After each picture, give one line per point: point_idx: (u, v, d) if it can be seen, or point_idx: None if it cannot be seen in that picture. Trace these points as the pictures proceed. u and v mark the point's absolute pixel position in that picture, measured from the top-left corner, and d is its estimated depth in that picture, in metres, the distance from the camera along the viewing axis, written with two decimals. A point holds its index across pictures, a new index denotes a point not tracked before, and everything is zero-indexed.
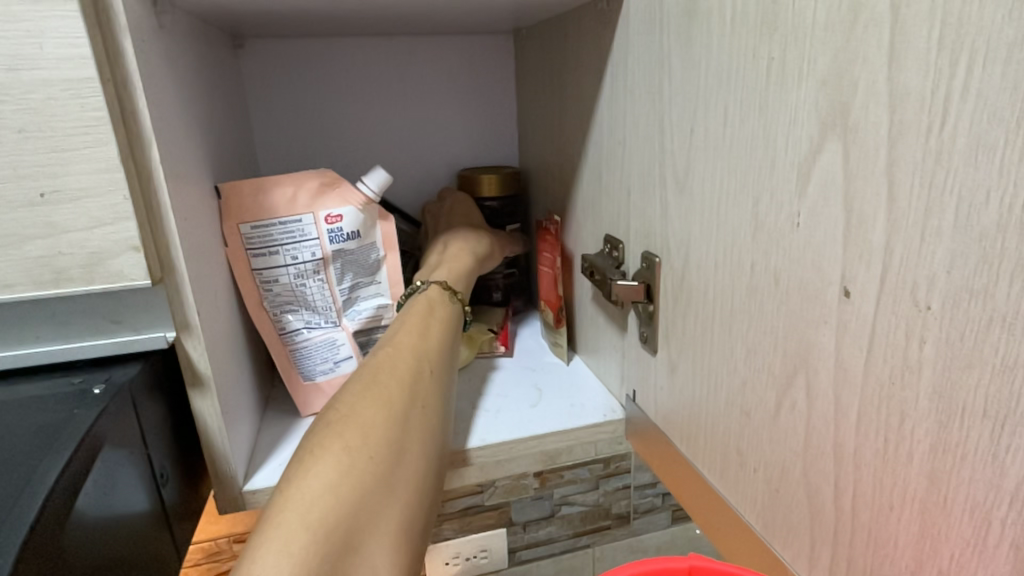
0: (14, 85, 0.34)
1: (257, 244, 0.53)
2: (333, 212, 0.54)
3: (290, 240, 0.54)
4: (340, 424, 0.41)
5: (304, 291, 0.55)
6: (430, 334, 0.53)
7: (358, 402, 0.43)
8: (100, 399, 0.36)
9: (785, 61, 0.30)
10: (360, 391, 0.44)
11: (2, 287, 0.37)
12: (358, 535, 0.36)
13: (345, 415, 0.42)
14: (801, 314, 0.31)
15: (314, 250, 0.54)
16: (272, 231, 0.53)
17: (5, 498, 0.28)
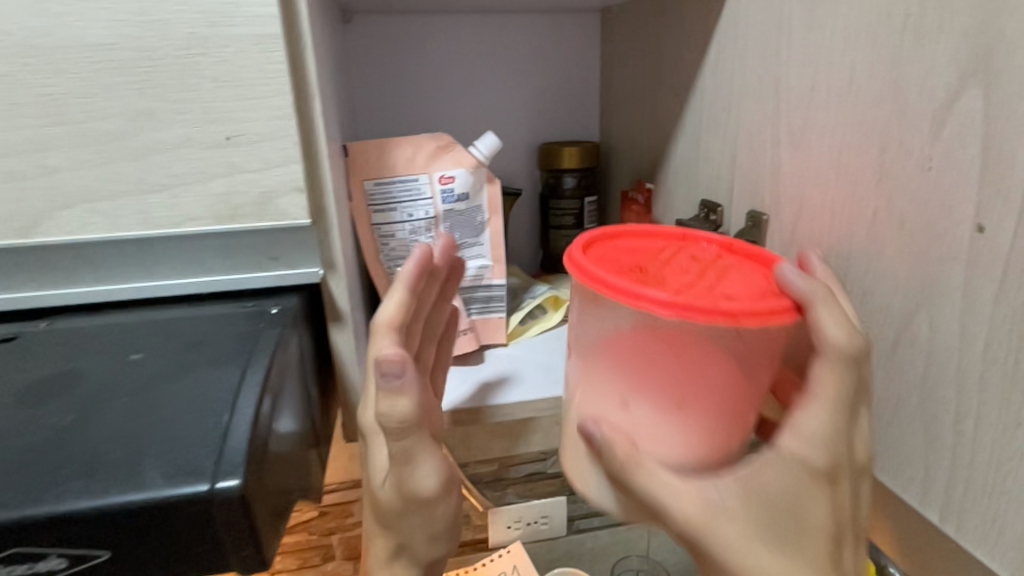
0: (214, 39, 0.39)
1: (381, 202, 0.58)
2: (446, 173, 0.59)
3: (407, 198, 0.58)
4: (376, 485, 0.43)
5: (416, 246, 0.60)
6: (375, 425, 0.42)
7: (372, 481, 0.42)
8: (279, 317, 0.40)
9: (924, 16, 0.33)
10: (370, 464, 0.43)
11: (189, 219, 0.42)
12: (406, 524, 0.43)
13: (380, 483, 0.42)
14: (928, 254, 0.34)
15: (428, 208, 0.59)
16: (393, 189, 0.58)
17: (230, 387, 0.32)
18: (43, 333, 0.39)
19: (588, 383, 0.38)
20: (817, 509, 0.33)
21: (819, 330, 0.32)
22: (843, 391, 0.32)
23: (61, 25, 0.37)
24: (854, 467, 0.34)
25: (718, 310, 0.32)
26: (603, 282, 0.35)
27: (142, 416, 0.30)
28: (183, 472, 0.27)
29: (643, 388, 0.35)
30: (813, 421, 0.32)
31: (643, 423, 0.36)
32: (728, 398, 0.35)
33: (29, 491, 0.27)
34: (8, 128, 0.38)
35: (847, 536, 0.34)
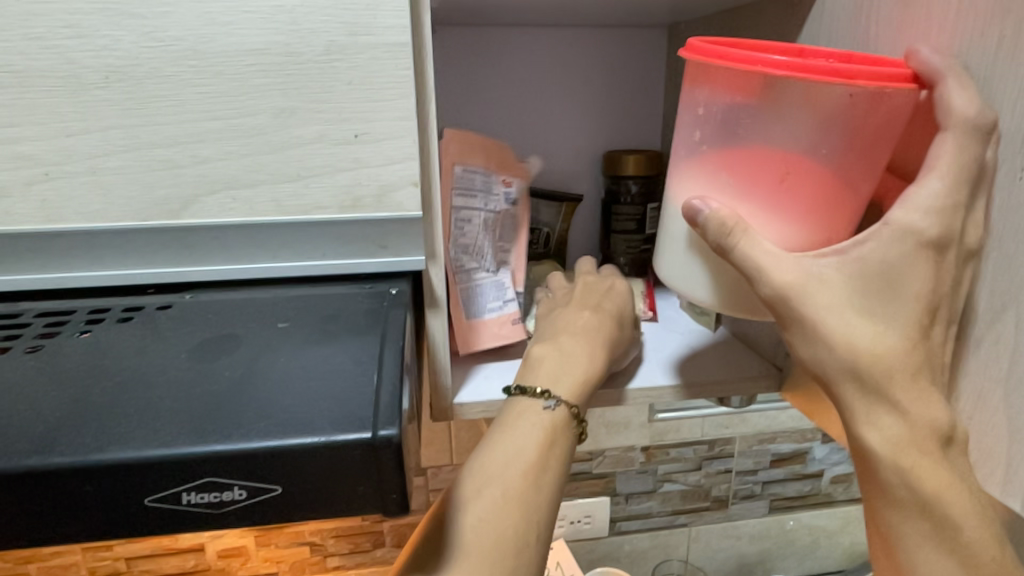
0: (351, 47, 0.44)
1: (464, 187, 0.62)
2: (509, 177, 0.65)
3: (484, 189, 0.63)
4: (563, 364, 0.56)
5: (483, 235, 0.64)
6: (573, 330, 0.59)
7: (569, 362, 0.56)
8: (398, 298, 0.44)
9: (1019, 39, 0.35)
10: (571, 348, 0.57)
11: (315, 208, 0.47)
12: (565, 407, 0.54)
13: (568, 362, 0.56)
14: (1020, 256, 0.37)
15: (497, 202, 0.65)
16: (475, 178, 0.63)
17: (373, 355, 0.36)
18: (191, 303, 0.43)
19: (702, 169, 0.44)
20: (916, 276, 0.39)
21: (947, 106, 0.38)
22: (959, 163, 0.38)
23: (224, 32, 0.42)
24: (959, 247, 0.39)
25: (837, 73, 0.38)
26: (730, 57, 0.40)
27: (304, 373, 0.34)
28: (349, 421, 0.31)
29: (758, 164, 0.42)
30: (928, 190, 0.38)
31: (754, 198, 0.42)
32: (830, 182, 0.42)
33: (220, 429, 0.31)
34: (170, 121, 0.44)
35: (940, 307, 0.40)
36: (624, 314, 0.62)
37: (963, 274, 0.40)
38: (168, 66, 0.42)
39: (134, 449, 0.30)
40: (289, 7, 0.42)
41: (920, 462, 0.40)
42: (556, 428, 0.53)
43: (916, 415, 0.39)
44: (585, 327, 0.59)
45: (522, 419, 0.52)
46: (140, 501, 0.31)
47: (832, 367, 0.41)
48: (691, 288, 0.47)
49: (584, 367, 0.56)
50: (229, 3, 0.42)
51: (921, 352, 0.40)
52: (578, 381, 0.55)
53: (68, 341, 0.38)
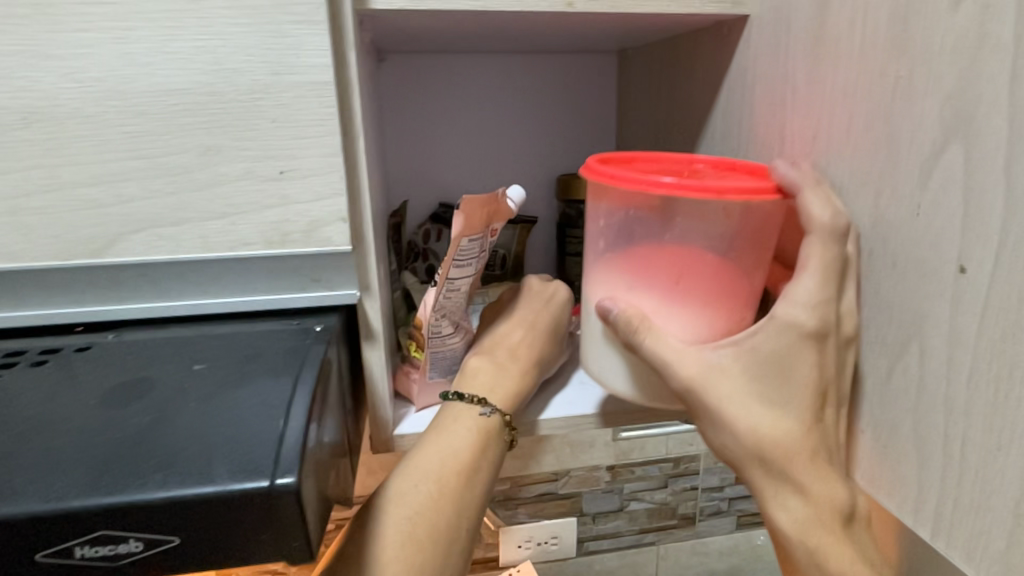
0: (275, 86, 0.44)
1: (462, 255, 0.55)
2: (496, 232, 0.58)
3: (476, 251, 0.56)
4: (496, 376, 0.58)
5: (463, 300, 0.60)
6: (505, 343, 0.61)
7: (501, 375, 0.58)
8: (322, 334, 0.44)
9: (912, 78, 0.36)
10: (504, 362, 0.59)
11: (243, 244, 0.47)
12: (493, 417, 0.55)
13: (500, 374, 0.58)
14: (918, 289, 0.37)
15: (479, 262, 0.58)
16: (475, 242, 0.55)
17: (282, 399, 0.36)
18: (113, 343, 0.43)
19: (605, 275, 0.47)
20: (803, 365, 0.42)
21: (809, 214, 0.41)
22: (827, 262, 0.41)
23: (145, 72, 0.42)
24: (846, 338, 0.42)
25: (709, 188, 0.40)
26: (616, 179, 0.43)
27: (210, 419, 0.34)
28: (247, 470, 0.31)
29: (651, 268, 0.44)
30: (805, 286, 0.41)
31: (652, 302, 0.45)
32: (721, 278, 0.44)
33: (115, 480, 0.30)
34: (93, 161, 0.43)
35: (830, 390, 0.42)
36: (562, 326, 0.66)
37: (844, 357, 0.42)
38: (88, 106, 0.42)
39: (24, 505, 0.29)
40: (211, 47, 0.42)
41: (827, 538, 0.42)
42: (491, 434, 0.55)
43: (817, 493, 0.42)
44: (527, 340, 0.62)
45: (456, 424, 0.54)
46: (31, 556, 0.30)
47: (741, 452, 0.44)
48: (609, 380, 0.49)
49: (515, 381, 0.58)
50: (149, 43, 0.42)
51: (818, 433, 0.42)
52: (514, 392, 0.57)
53: None
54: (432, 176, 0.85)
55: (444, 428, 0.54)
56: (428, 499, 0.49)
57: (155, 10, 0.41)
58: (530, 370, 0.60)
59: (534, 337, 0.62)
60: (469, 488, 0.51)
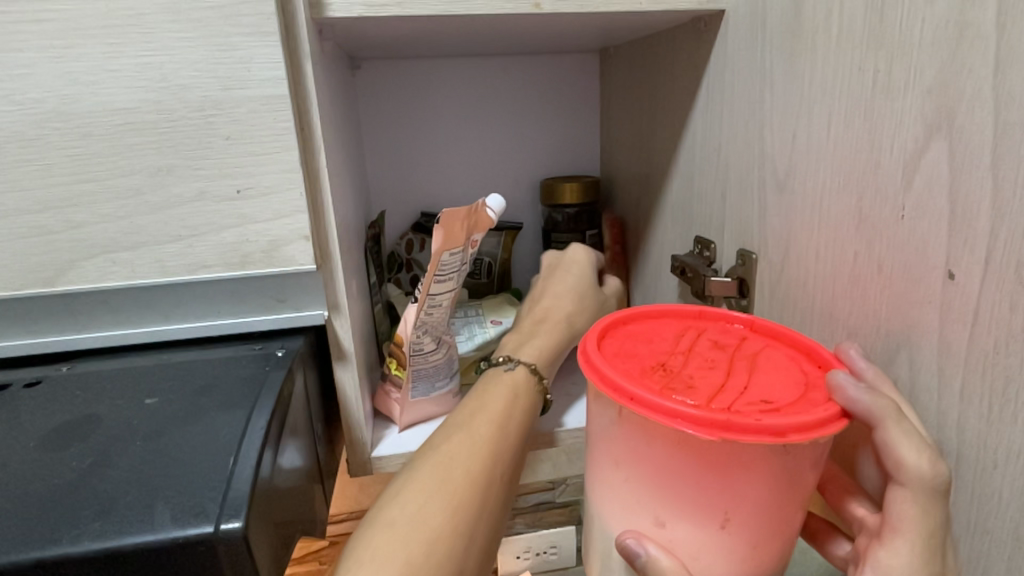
0: (227, 101, 0.42)
1: (444, 271, 0.53)
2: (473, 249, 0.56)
3: (459, 265, 0.54)
4: (542, 329, 0.63)
5: (447, 315, 0.58)
6: (563, 297, 0.66)
7: (546, 329, 0.63)
8: (284, 360, 0.42)
9: (891, 73, 0.34)
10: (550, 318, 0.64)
11: (202, 267, 0.45)
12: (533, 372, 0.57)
13: (544, 328, 0.63)
14: (905, 296, 0.35)
15: (461, 277, 0.56)
16: (458, 256, 0.53)
17: (234, 435, 0.34)
18: (65, 376, 0.41)
19: (622, 498, 0.37)
20: None
21: (901, 463, 0.32)
22: (927, 527, 0.32)
23: (88, 92, 0.40)
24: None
25: (747, 430, 0.31)
26: (635, 399, 0.34)
27: (156, 460, 0.32)
28: (191, 514, 0.29)
29: (688, 510, 0.35)
30: (900, 559, 0.33)
31: (692, 540, 0.35)
32: (778, 515, 0.35)
33: (48, 532, 0.28)
34: (38, 186, 0.41)
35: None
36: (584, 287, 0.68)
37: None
38: (30, 129, 0.40)
39: None
40: (157, 63, 0.40)
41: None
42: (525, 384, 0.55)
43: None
44: (557, 302, 0.66)
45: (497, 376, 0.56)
46: None
47: None
48: None
49: (554, 338, 0.62)
50: (91, 61, 0.40)
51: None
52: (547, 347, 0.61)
53: None
54: (413, 185, 0.83)
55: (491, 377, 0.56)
56: (462, 436, 0.48)
57: (94, 26, 0.39)
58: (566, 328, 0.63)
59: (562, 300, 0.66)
60: (503, 427, 0.50)
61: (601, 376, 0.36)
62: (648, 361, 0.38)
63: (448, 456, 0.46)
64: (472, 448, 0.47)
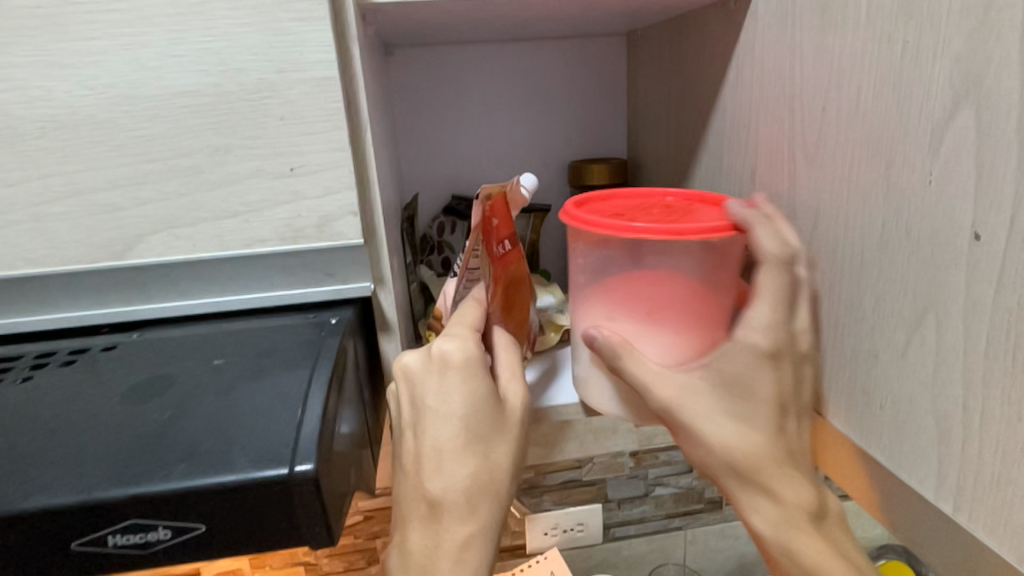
0: (281, 83, 0.44)
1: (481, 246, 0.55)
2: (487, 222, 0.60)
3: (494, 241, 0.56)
4: (448, 495, 0.47)
5: None
6: (441, 475, 0.47)
7: (453, 473, 0.47)
8: (338, 327, 0.45)
9: (920, 44, 0.35)
10: (444, 462, 0.47)
11: (257, 241, 0.48)
12: (477, 467, 0.47)
13: (446, 476, 0.47)
14: (932, 260, 0.36)
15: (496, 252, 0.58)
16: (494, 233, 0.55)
17: (300, 389, 0.37)
18: (137, 342, 0.44)
19: (586, 309, 0.52)
20: (764, 383, 0.44)
21: (759, 245, 0.45)
22: (776, 288, 0.44)
23: (154, 77, 0.43)
24: (796, 396, 0.46)
25: (669, 230, 0.45)
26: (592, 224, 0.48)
27: (231, 411, 0.35)
28: (267, 458, 0.32)
29: (626, 301, 0.49)
30: (759, 313, 0.44)
31: (632, 326, 0.50)
32: (694, 306, 0.49)
33: (141, 472, 0.32)
34: (109, 166, 0.44)
35: (790, 408, 0.45)
36: (477, 430, 0.48)
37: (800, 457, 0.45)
38: (101, 113, 0.43)
39: (57, 497, 0.31)
40: (216, 48, 0.43)
41: (810, 545, 0.43)
42: (473, 492, 0.47)
43: (800, 466, 0.45)
44: (445, 472, 0.47)
45: (442, 430, 0.47)
46: (67, 545, 0.31)
47: (714, 466, 0.46)
48: (603, 398, 0.55)
49: (466, 483, 0.47)
50: (157, 48, 0.43)
51: (782, 444, 0.45)
52: (479, 465, 0.47)
53: (8, 388, 0.39)
54: (443, 168, 0.85)
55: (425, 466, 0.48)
56: (439, 541, 0.47)
57: (159, 14, 0.42)
58: (485, 466, 0.48)
59: (450, 442, 0.47)
60: (485, 524, 0.48)
61: (575, 215, 0.50)
62: (608, 212, 0.51)
63: (436, 547, 0.47)
64: (457, 563, 0.47)
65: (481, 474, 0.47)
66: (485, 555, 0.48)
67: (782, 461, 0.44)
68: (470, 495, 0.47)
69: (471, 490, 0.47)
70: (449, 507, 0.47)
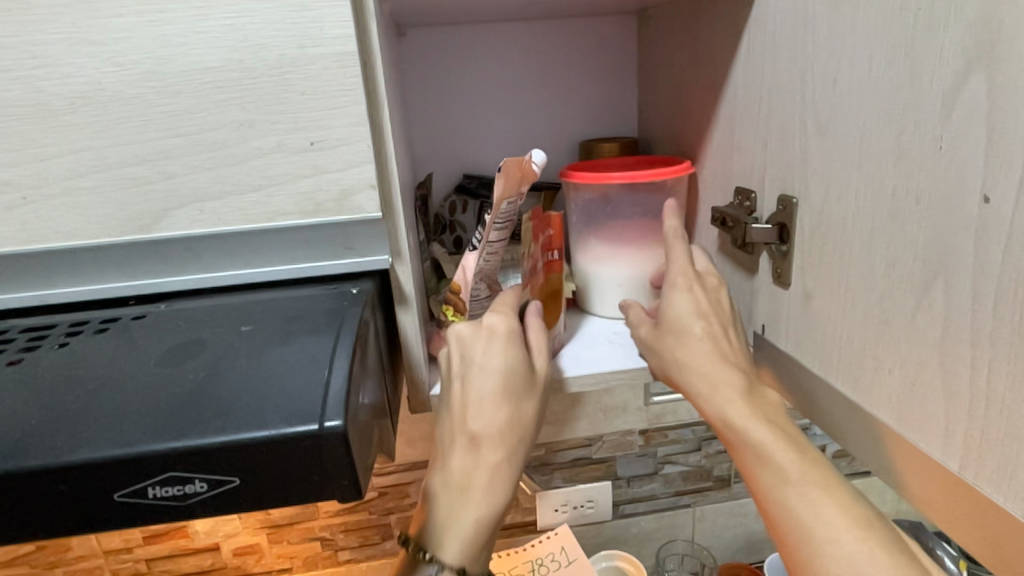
0: (302, 58, 0.45)
1: (499, 221, 0.56)
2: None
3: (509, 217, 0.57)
4: (484, 432, 0.53)
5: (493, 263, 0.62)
6: (482, 414, 0.53)
7: (490, 414, 0.53)
8: (360, 297, 0.46)
9: (933, 10, 0.36)
10: (486, 405, 0.53)
11: (280, 215, 0.49)
12: (512, 409, 0.54)
13: (484, 417, 0.53)
14: (943, 224, 0.37)
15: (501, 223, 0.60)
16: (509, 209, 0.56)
17: (324, 354, 0.38)
18: (165, 312, 0.46)
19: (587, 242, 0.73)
20: (683, 303, 0.56)
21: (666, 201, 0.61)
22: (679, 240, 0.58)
23: (179, 53, 0.44)
24: (719, 309, 0.56)
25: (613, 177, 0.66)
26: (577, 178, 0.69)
27: (263, 372, 0.37)
28: (298, 415, 0.34)
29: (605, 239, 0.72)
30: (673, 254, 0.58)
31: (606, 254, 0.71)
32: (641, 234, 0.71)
33: (180, 428, 0.33)
34: (137, 141, 0.46)
35: (712, 316, 0.55)
36: (515, 378, 0.54)
37: (731, 354, 0.54)
38: (129, 89, 0.44)
39: (101, 450, 0.32)
40: (239, 24, 0.44)
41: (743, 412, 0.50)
42: (506, 430, 0.54)
43: (728, 361, 0.53)
44: (484, 415, 0.53)
45: (485, 379, 0.53)
46: (110, 497, 0.33)
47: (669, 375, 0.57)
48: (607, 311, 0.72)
49: (502, 423, 0.54)
50: (182, 24, 0.44)
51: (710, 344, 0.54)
52: (513, 411, 0.54)
53: (46, 354, 0.41)
54: (456, 148, 0.86)
55: (465, 407, 0.53)
56: (474, 466, 0.54)
57: None
58: (519, 410, 0.54)
59: (491, 395, 0.53)
60: (513, 454, 0.55)
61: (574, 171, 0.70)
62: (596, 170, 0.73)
63: (470, 464, 0.54)
64: (488, 482, 0.53)
65: (516, 415, 0.54)
66: (509, 478, 0.55)
67: (711, 355, 0.53)
68: (504, 431, 0.54)
69: (505, 429, 0.54)
70: (485, 441, 0.53)
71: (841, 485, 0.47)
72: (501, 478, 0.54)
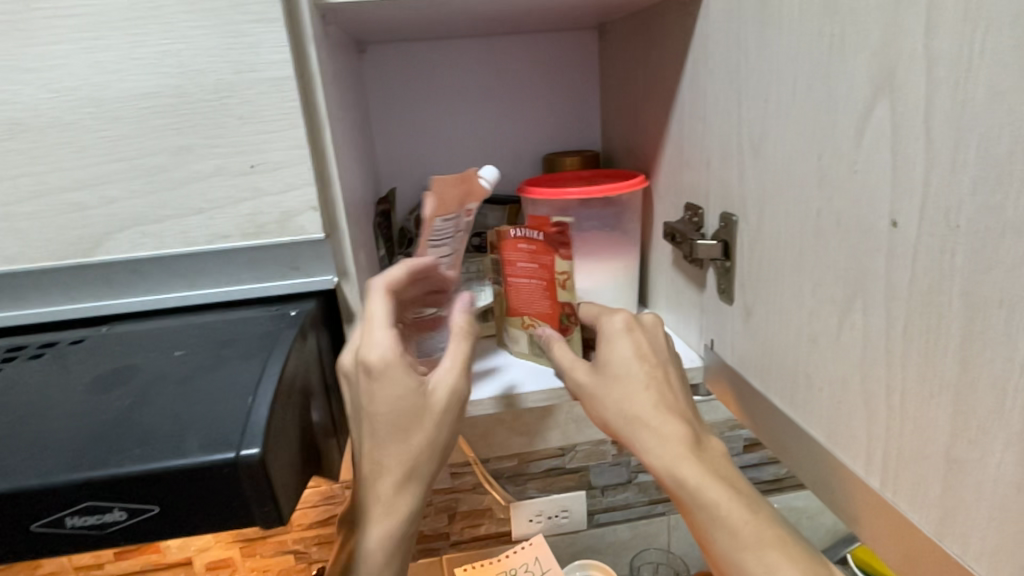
0: (239, 84, 0.46)
1: (437, 238, 0.56)
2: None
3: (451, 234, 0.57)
4: (374, 465, 0.49)
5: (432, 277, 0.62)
6: (370, 441, 0.49)
7: (378, 444, 0.49)
8: (297, 319, 0.46)
9: (844, 38, 0.36)
10: (371, 432, 0.48)
11: (222, 237, 0.49)
12: (400, 443, 0.49)
13: (374, 450, 0.49)
14: (859, 246, 0.38)
15: None
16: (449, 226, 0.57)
17: (249, 381, 0.38)
18: (104, 335, 0.46)
19: None
20: (622, 351, 0.53)
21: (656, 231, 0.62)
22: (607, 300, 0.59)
23: (116, 79, 0.44)
24: (658, 352, 0.54)
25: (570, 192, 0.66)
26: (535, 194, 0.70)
27: (187, 399, 0.37)
28: (216, 443, 0.34)
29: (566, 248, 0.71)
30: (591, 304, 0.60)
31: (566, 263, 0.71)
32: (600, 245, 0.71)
33: (97, 458, 0.33)
34: (75, 166, 0.46)
35: (650, 358, 0.53)
36: (402, 405, 0.47)
37: (672, 401, 0.51)
38: (66, 115, 0.45)
39: (16, 481, 0.33)
40: (175, 51, 0.44)
41: (696, 475, 0.46)
42: (399, 464, 0.49)
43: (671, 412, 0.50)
44: (376, 445, 0.49)
45: (370, 404, 0.47)
46: (28, 527, 0.33)
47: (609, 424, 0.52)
48: None
49: (391, 455, 0.49)
50: (117, 51, 0.44)
51: (651, 391, 0.51)
52: (405, 445, 0.49)
53: None
54: (419, 163, 0.87)
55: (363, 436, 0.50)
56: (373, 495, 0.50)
57: (119, 19, 0.43)
58: (414, 445, 0.49)
59: (381, 427, 0.48)
60: (415, 485, 0.50)
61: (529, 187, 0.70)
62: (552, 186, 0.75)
63: (371, 493, 0.50)
64: (383, 515, 0.50)
65: (411, 449, 0.49)
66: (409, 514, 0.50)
67: (651, 403, 0.50)
68: (396, 465, 0.49)
69: (397, 462, 0.49)
70: (380, 473, 0.49)
71: (789, 539, 0.44)
72: (396, 516, 0.50)
